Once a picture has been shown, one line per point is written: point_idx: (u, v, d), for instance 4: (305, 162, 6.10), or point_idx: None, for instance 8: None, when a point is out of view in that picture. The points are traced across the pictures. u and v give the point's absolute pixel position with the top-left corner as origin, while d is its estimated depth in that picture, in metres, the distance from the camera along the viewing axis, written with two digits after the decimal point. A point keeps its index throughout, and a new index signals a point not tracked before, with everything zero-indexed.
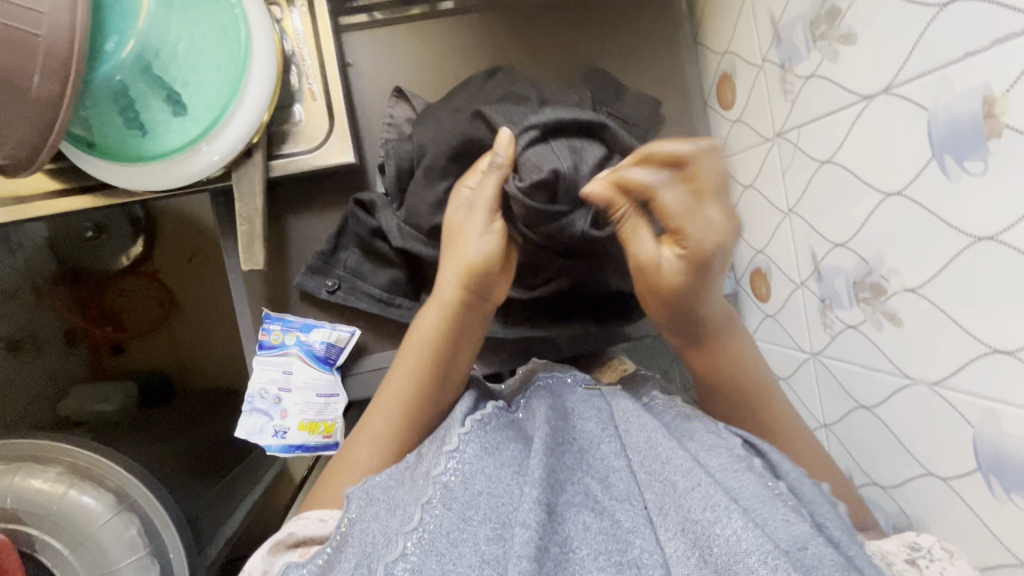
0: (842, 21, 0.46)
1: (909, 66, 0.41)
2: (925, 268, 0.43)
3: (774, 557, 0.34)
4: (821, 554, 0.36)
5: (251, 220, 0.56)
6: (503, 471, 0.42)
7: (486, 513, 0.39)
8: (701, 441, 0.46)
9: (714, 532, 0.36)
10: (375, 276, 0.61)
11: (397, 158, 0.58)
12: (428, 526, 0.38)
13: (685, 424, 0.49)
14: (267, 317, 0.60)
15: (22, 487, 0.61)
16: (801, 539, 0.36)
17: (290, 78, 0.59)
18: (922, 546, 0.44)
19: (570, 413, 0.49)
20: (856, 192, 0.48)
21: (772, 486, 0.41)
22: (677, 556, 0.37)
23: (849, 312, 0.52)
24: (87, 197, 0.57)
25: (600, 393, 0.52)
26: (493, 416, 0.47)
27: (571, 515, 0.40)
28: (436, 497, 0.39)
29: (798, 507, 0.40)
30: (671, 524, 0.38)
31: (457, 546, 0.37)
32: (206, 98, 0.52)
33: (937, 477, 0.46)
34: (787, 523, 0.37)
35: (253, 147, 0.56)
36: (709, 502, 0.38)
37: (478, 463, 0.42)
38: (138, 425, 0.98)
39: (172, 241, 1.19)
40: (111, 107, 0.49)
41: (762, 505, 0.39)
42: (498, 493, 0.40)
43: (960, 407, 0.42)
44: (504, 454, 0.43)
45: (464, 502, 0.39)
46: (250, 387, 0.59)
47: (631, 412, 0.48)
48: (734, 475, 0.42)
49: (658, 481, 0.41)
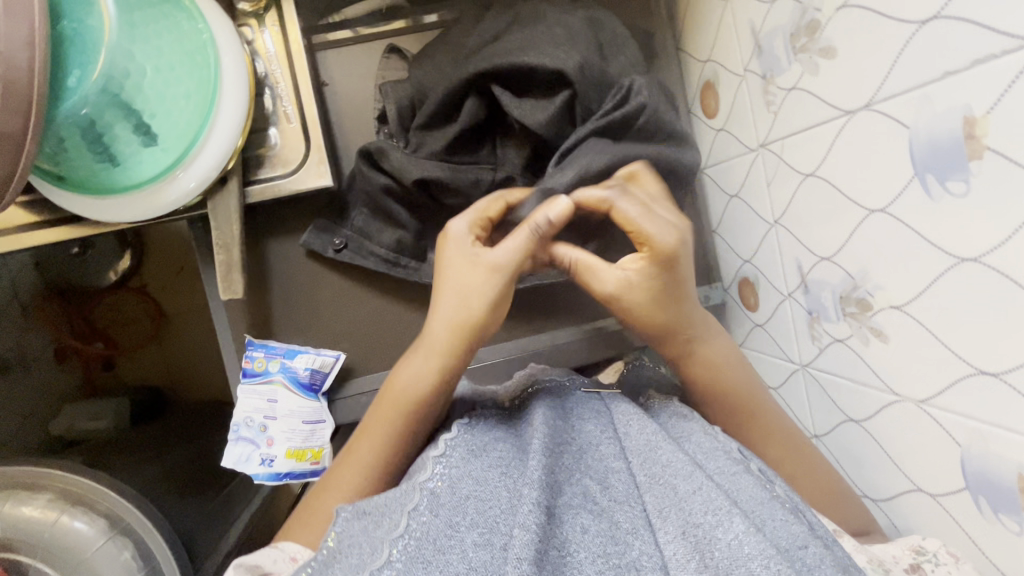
0: (821, 34, 0.45)
1: (890, 83, 0.40)
2: (911, 286, 0.42)
3: (776, 561, 0.34)
4: (821, 554, 0.36)
5: (228, 248, 0.55)
6: (491, 473, 0.42)
7: (474, 518, 0.38)
8: (698, 442, 0.46)
9: (715, 535, 0.36)
10: (382, 235, 0.61)
11: (398, 100, 0.58)
12: (415, 532, 0.37)
13: (683, 424, 0.48)
14: (250, 344, 0.59)
15: (11, 515, 0.61)
16: (802, 538, 0.37)
17: (264, 100, 0.58)
18: (926, 549, 0.43)
19: (569, 414, 0.49)
20: (840, 207, 0.47)
21: (770, 489, 0.42)
22: (677, 558, 0.36)
23: (835, 326, 0.52)
24: (61, 229, 0.56)
25: (600, 395, 0.52)
26: (483, 420, 0.48)
27: (569, 517, 0.39)
28: (423, 505, 0.39)
29: (793, 509, 0.41)
30: (671, 527, 0.38)
31: (444, 553, 0.36)
32: (176, 127, 0.50)
33: (927, 493, 0.46)
34: (786, 523, 0.38)
35: (228, 173, 0.55)
36: (710, 506, 0.38)
37: (465, 468, 0.42)
38: (131, 443, 0.97)
39: (159, 255, 1.18)
40: (78, 142, 0.48)
41: (760, 507, 0.39)
42: (486, 496, 0.40)
43: (947, 425, 0.42)
44: (493, 455, 0.43)
45: (451, 508, 0.39)
46: (236, 416, 0.59)
47: (632, 414, 0.47)
48: (731, 478, 0.42)
49: (658, 484, 0.41)
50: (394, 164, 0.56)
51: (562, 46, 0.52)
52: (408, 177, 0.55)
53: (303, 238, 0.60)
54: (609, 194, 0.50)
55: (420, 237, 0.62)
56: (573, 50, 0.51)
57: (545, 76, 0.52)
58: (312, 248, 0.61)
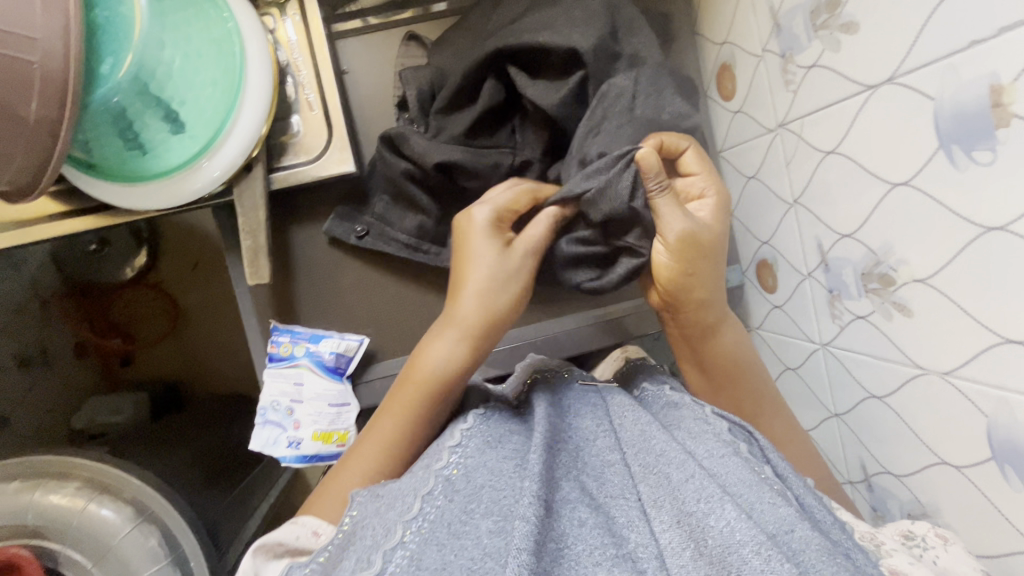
0: (843, 9, 0.45)
1: (913, 55, 0.40)
2: (935, 258, 0.42)
3: (767, 547, 0.34)
4: (808, 538, 0.36)
5: (254, 234, 0.56)
6: (505, 465, 0.43)
7: (489, 506, 0.39)
8: (688, 428, 0.47)
9: (708, 523, 0.37)
10: (404, 223, 0.61)
11: (416, 86, 0.57)
12: (429, 515, 0.39)
13: (673, 411, 0.51)
14: (276, 329, 0.60)
15: (43, 502, 0.62)
16: (789, 522, 0.36)
17: (287, 89, 0.59)
18: (915, 534, 0.44)
19: (567, 412, 0.51)
20: (861, 183, 0.48)
21: (759, 472, 0.41)
22: (672, 547, 0.36)
23: (857, 302, 0.52)
24: (91, 218, 0.57)
25: (596, 388, 0.55)
26: (497, 410, 0.50)
27: (566, 512, 0.39)
28: (437, 489, 0.41)
29: (783, 489, 0.40)
30: (666, 516, 0.38)
31: (458, 539, 0.37)
32: (204, 114, 0.52)
33: (951, 466, 0.46)
34: (773, 506, 0.38)
35: (253, 161, 0.56)
36: (703, 494, 0.38)
37: (480, 458, 0.43)
38: (152, 434, 0.99)
39: (175, 251, 1.19)
40: (110, 129, 0.49)
41: (748, 490, 0.39)
42: (500, 487, 0.41)
43: (973, 396, 0.42)
44: (507, 447, 0.45)
45: (467, 495, 0.40)
46: (262, 400, 0.60)
47: (626, 406, 0.50)
48: (720, 462, 0.42)
49: (652, 473, 0.42)
50: (417, 148, 0.56)
51: (582, 28, 0.52)
52: (429, 162, 0.56)
53: (325, 227, 0.61)
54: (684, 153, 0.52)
55: (441, 222, 0.63)
56: (592, 31, 0.52)
57: (565, 58, 0.53)
58: (334, 235, 0.62)
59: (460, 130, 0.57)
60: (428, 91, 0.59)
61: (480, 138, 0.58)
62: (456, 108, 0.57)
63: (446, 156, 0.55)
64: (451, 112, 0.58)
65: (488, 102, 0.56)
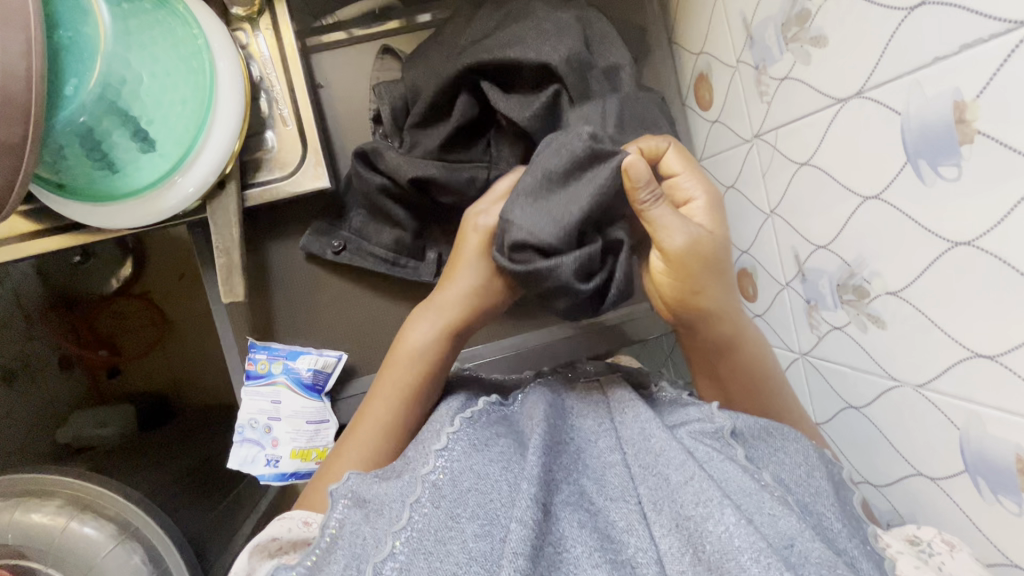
0: (812, 23, 0.45)
1: (881, 69, 0.40)
2: (906, 272, 0.42)
3: (766, 555, 0.34)
4: (808, 551, 0.36)
5: (228, 252, 0.55)
6: (492, 467, 0.42)
7: (474, 510, 0.39)
8: (692, 428, 0.46)
9: (706, 528, 0.37)
10: (380, 237, 0.61)
11: (390, 100, 0.58)
12: (416, 525, 0.38)
13: (677, 411, 0.50)
14: (253, 346, 0.60)
15: (23, 521, 0.62)
16: (790, 536, 0.36)
17: (260, 104, 0.58)
18: (921, 539, 0.44)
19: (567, 412, 0.50)
20: (834, 195, 0.48)
21: (758, 478, 0.41)
22: (671, 553, 0.37)
23: (834, 313, 0.52)
24: (63, 237, 0.56)
25: (599, 382, 0.53)
26: (484, 412, 0.48)
27: (565, 514, 0.40)
28: (424, 497, 0.40)
29: (784, 496, 0.40)
30: (665, 521, 0.39)
31: (444, 544, 0.37)
32: (174, 132, 0.51)
33: (926, 477, 0.46)
34: (773, 518, 0.38)
35: (226, 177, 0.55)
36: (701, 497, 0.38)
37: (467, 461, 0.42)
38: (138, 448, 0.98)
39: (160, 261, 1.18)
40: (77, 150, 0.48)
41: (749, 499, 0.39)
42: (487, 490, 0.40)
43: (946, 409, 0.42)
44: (494, 450, 0.43)
45: (453, 500, 0.40)
46: (240, 418, 0.59)
47: (628, 403, 0.49)
48: (718, 466, 0.42)
49: (652, 475, 0.42)
50: (389, 164, 0.56)
51: (554, 42, 0.52)
52: (402, 177, 0.56)
53: (302, 242, 0.61)
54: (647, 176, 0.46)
55: (419, 236, 0.62)
56: (562, 46, 0.52)
57: (537, 72, 0.52)
58: (311, 251, 0.61)
59: (432, 145, 0.56)
60: (401, 104, 0.58)
61: (455, 152, 0.58)
62: (429, 122, 0.57)
63: (420, 171, 0.55)
64: (425, 126, 0.57)
65: (460, 116, 0.56)
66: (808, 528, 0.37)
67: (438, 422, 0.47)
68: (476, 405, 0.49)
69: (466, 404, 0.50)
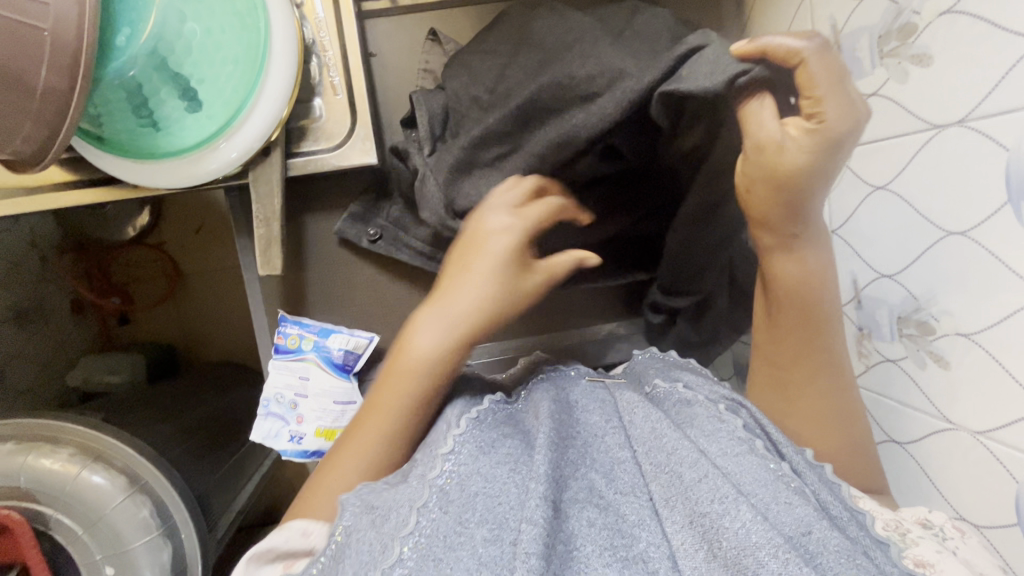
0: (916, 39, 0.42)
1: (991, 100, 0.38)
2: (984, 316, 0.41)
3: (785, 551, 0.32)
4: (827, 538, 0.34)
5: (268, 222, 0.53)
6: (498, 470, 0.40)
7: (483, 514, 0.36)
8: (702, 427, 0.43)
9: (723, 525, 0.35)
10: (416, 230, 0.59)
11: (429, 107, 0.55)
12: (424, 529, 0.36)
13: (687, 408, 0.46)
14: (284, 320, 0.58)
15: (35, 466, 0.61)
16: (807, 522, 0.35)
17: (310, 69, 0.55)
18: (934, 523, 0.42)
19: (572, 407, 0.47)
20: (910, 224, 0.46)
21: (774, 468, 0.40)
22: (685, 548, 0.35)
23: (889, 346, 0.50)
24: (97, 190, 0.54)
25: (603, 384, 0.52)
26: (490, 412, 0.46)
27: (574, 512, 0.37)
28: (432, 501, 0.38)
29: (801, 487, 0.39)
30: (678, 516, 0.36)
31: (454, 551, 0.35)
32: (223, 94, 0.48)
33: (968, 523, 0.45)
34: (790, 506, 0.36)
35: (271, 145, 0.53)
36: (717, 494, 0.36)
37: (474, 464, 0.40)
38: (148, 396, 0.99)
39: (177, 213, 1.16)
40: (123, 104, 0.46)
41: (763, 489, 0.37)
42: (495, 493, 0.38)
43: (1006, 461, 0.41)
44: (501, 451, 0.41)
45: (461, 505, 0.37)
46: (266, 391, 0.58)
47: (636, 403, 0.46)
48: (736, 460, 0.39)
49: (664, 472, 0.39)
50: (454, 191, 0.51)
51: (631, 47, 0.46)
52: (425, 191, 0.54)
53: (337, 228, 0.59)
54: (803, 43, 0.38)
55: None
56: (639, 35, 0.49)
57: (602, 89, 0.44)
58: (346, 236, 0.60)
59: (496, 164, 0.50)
60: (441, 113, 0.54)
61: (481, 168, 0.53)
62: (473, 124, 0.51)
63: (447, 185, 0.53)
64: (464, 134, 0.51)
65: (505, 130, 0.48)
66: (824, 517, 0.36)
67: (447, 420, 0.45)
68: (481, 405, 0.47)
69: (473, 401, 0.47)
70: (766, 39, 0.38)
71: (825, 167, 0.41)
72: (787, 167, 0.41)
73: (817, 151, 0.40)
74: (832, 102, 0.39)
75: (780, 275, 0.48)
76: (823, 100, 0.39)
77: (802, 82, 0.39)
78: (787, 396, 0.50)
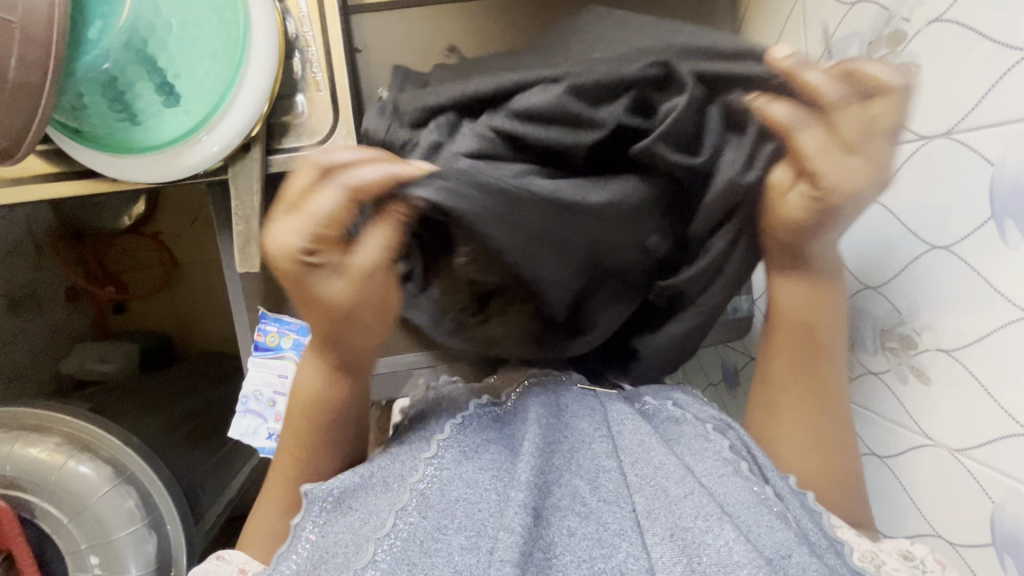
0: (906, 47, 0.41)
1: (978, 112, 0.37)
2: (964, 332, 0.40)
3: (765, 571, 0.33)
4: (806, 564, 0.34)
5: (247, 219, 0.53)
6: (481, 476, 0.40)
7: (462, 521, 0.37)
8: (689, 446, 0.44)
9: (705, 540, 0.35)
10: None
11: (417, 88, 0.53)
12: (401, 532, 0.37)
13: (674, 427, 0.47)
14: (264, 317, 0.58)
15: (21, 455, 0.61)
16: (786, 547, 0.35)
17: (293, 64, 0.55)
18: (914, 555, 0.42)
19: (563, 410, 0.47)
20: (894, 237, 0.45)
21: (759, 492, 0.40)
22: (662, 561, 0.35)
23: (872, 358, 0.49)
24: (77, 183, 0.54)
25: (595, 394, 0.50)
26: (475, 416, 0.46)
27: (556, 519, 0.37)
28: (411, 505, 0.39)
29: (784, 512, 0.39)
30: (659, 529, 0.36)
31: (430, 556, 0.35)
32: (200, 89, 0.48)
33: (944, 540, 0.44)
34: (772, 529, 0.36)
35: (252, 140, 0.52)
36: (701, 511, 0.36)
37: (457, 469, 0.41)
38: (140, 386, 0.98)
39: (172, 203, 1.16)
40: (100, 98, 0.46)
41: (747, 510, 0.37)
42: (476, 499, 0.38)
43: (983, 479, 0.40)
44: (485, 458, 0.42)
45: (440, 510, 0.38)
46: (245, 388, 0.58)
47: (627, 415, 0.46)
48: (720, 481, 0.40)
49: (649, 486, 0.39)
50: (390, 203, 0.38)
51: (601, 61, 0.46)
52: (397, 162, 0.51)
53: None
54: (794, 116, 0.37)
55: None
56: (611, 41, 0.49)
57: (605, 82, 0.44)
58: None
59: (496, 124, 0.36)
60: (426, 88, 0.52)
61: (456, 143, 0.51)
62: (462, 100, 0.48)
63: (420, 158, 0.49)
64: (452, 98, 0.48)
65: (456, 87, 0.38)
66: (804, 542, 0.36)
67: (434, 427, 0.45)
68: (465, 410, 0.47)
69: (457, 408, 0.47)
70: (766, 103, 0.36)
71: (840, 208, 0.42)
72: (787, 219, 0.43)
73: (819, 213, 0.42)
74: (837, 167, 0.40)
75: (781, 303, 0.49)
76: (821, 170, 0.39)
77: (796, 156, 0.39)
78: (772, 410, 0.52)
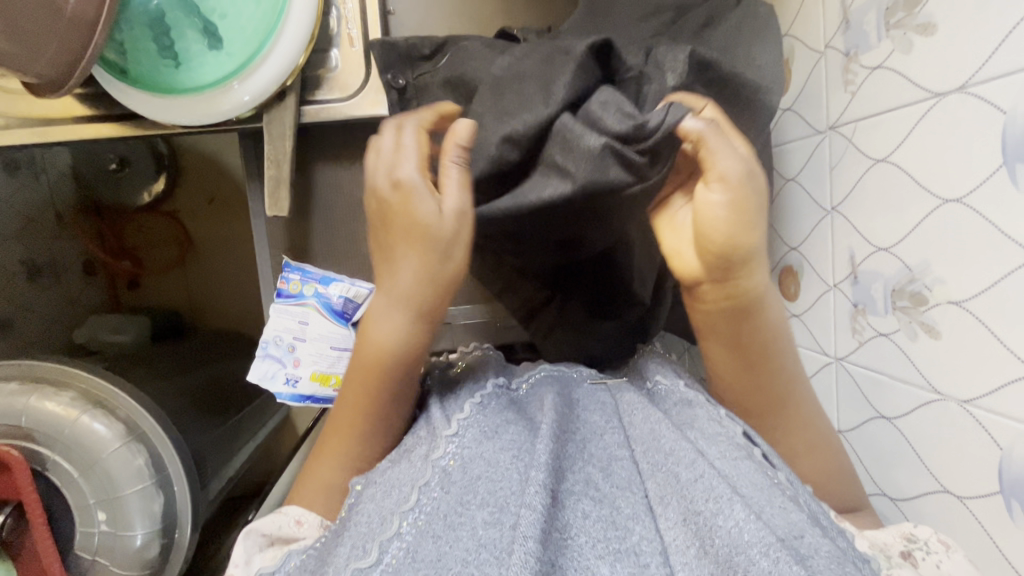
0: (922, 9, 0.43)
1: (994, 63, 0.38)
2: (975, 282, 0.41)
3: (775, 549, 0.32)
4: (818, 544, 0.33)
5: (279, 164, 0.55)
6: (503, 455, 0.40)
7: (484, 497, 0.37)
8: (701, 429, 0.43)
9: (716, 522, 0.34)
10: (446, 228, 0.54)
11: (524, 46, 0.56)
12: (425, 508, 0.37)
13: (687, 410, 0.46)
14: (288, 266, 0.61)
15: (36, 408, 0.62)
16: (798, 528, 0.34)
17: (329, 20, 0.57)
18: (917, 537, 0.42)
19: (574, 404, 0.47)
20: (908, 196, 0.46)
21: (771, 476, 0.39)
22: (678, 545, 0.35)
23: (882, 319, 0.50)
24: (114, 125, 0.56)
25: (606, 386, 0.51)
26: (493, 398, 0.47)
27: (571, 503, 0.37)
28: (434, 480, 0.38)
29: (794, 496, 0.38)
30: (671, 514, 0.36)
31: (454, 530, 0.35)
32: (242, 33, 0.50)
33: (952, 494, 0.45)
34: (783, 510, 0.35)
35: (286, 89, 0.54)
36: (711, 493, 0.36)
37: (478, 449, 0.40)
38: (153, 357, 0.99)
39: (194, 181, 1.18)
40: (147, 34, 0.49)
41: (758, 494, 0.37)
42: (497, 477, 0.38)
43: (992, 427, 0.41)
44: (505, 438, 0.41)
45: (463, 486, 0.38)
46: (266, 333, 0.59)
47: (636, 403, 0.46)
48: (731, 464, 0.39)
49: (659, 471, 0.39)
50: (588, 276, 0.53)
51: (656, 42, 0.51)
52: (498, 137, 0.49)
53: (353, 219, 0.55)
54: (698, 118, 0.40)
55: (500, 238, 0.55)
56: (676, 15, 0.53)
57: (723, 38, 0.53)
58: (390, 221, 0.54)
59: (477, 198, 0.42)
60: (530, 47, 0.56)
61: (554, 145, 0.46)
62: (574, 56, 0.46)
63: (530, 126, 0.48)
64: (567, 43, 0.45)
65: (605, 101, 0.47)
66: (813, 522, 0.35)
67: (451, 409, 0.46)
68: (483, 392, 0.48)
69: (476, 388, 0.48)
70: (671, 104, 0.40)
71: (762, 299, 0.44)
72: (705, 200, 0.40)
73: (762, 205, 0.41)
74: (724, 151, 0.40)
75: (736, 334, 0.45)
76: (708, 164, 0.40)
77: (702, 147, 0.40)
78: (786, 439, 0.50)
